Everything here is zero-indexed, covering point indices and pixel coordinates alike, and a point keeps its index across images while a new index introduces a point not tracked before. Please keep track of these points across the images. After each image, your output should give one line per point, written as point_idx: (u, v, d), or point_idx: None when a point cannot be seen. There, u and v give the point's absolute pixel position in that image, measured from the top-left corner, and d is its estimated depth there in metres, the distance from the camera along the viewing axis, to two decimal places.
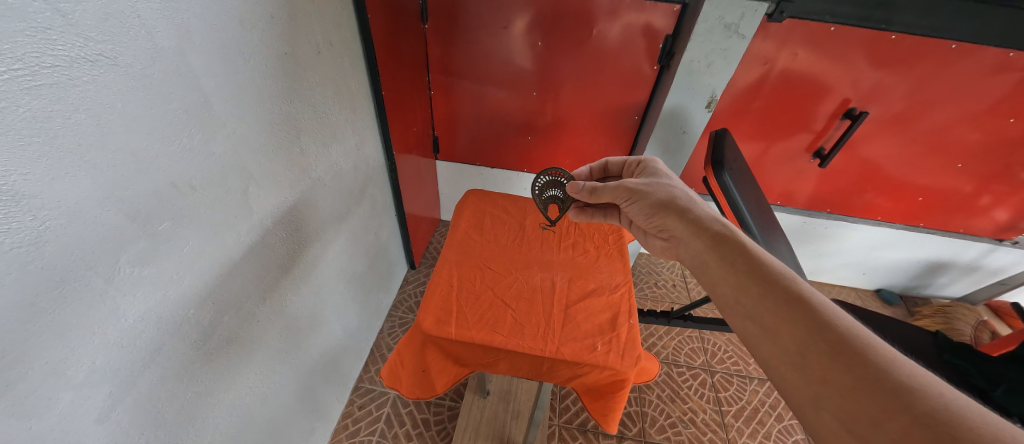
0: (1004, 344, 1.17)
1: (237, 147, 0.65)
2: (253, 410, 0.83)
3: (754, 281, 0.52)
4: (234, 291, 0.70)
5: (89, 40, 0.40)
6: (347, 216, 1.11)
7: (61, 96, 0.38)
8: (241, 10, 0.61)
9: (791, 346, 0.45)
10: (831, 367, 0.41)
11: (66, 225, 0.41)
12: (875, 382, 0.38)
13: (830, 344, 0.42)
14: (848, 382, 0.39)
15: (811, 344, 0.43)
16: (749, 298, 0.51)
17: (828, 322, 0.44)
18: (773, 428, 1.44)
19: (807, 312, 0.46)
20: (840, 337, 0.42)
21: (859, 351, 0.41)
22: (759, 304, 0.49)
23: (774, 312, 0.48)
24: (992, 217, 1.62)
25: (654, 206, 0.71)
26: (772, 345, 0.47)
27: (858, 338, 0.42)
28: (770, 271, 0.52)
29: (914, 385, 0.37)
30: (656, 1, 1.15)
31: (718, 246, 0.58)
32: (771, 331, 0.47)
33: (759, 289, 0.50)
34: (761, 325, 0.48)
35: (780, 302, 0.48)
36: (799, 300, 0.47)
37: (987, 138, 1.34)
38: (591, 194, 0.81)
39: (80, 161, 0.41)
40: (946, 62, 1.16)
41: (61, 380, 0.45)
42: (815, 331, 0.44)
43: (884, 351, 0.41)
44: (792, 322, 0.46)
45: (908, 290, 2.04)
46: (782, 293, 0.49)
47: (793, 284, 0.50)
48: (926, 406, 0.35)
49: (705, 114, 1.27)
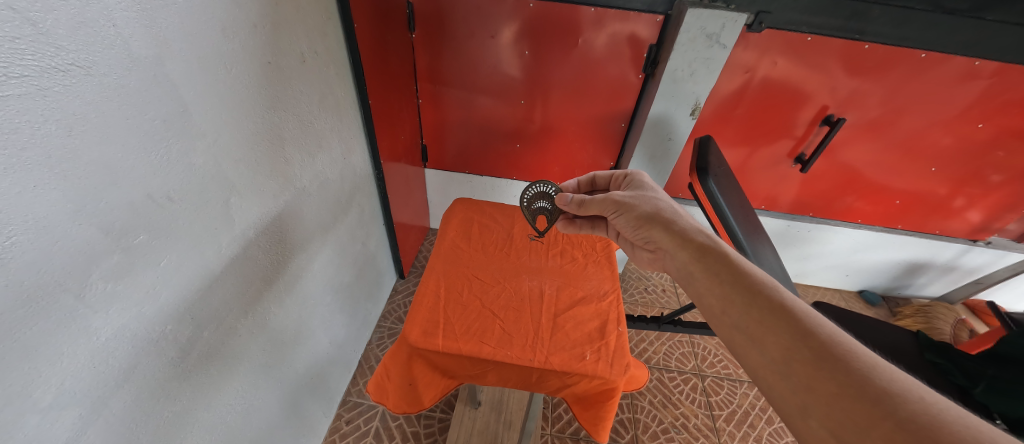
0: (983, 341, 1.20)
1: (217, 157, 0.63)
2: (234, 428, 0.80)
3: (739, 291, 0.52)
4: (214, 306, 0.68)
5: (60, 49, 0.39)
6: (333, 226, 1.09)
7: (29, 107, 0.37)
8: (222, 18, 0.60)
9: (776, 355, 0.45)
10: (815, 375, 0.41)
11: (34, 240, 0.40)
12: (858, 388, 0.39)
13: (813, 352, 0.43)
14: (833, 388, 0.40)
15: (795, 353, 0.44)
16: (734, 307, 0.51)
17: (810, 330, 0.45)
18: (764, 431, 1.45)
19: (790, 321, 0.46)
20: (823, 345, 0.43)
21: (842, 358, 0.41)
22: (743, 313, 0.50)
23: (759, 322, 0.48)
24: (966, 218, 1.68)
25: (640, 218, 0.71)
26: (759, 355, 0.47)
27: (839, 345, 0.43)
28: (751, 280, 0.53)
29: (895, 391, 0.37)
30: (640, 11, 1.18)
31: (702, 258, 0.59)
32: (757, 341, 0.47)
33: (744, 300, 0.51)
34: (747, 335, 0.49)
35: (765, 313, 0.48)
36: (783, 309, 0.48)
37: (959, 143, 1.39)
38: (579, 206, 0.81)
39: (50, 173, 0.40)
40: (917, 70, 1.20)
41: (28, 402, 0.42)
42: (799, 339, 0.44)
43: (866, 358, 0.41)
44: (775, 332, 0.46)
45: (890, 291, 2.08)
46: (765, 302, 0.49)
47: (775, 293, 0.50)
48: (908, 411, 0.36)
49: (690, 121, 1.30)
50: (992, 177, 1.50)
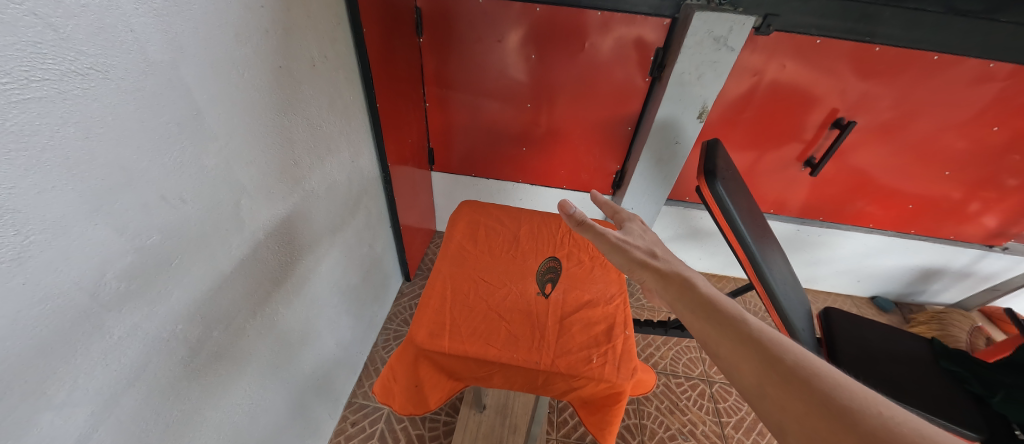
0: (1002, 349, 1.17)
1: (229, 160, 0.64)
2: (241, 428, 0.80)
3: (712, 320, 0.50)
4: (224, 306, 0.69)
5: (80, 54, 0.40)
6: (341, 228, 1.10)
7: (49, 110, 0.38)
8: (235, 23, 0.61)
9: (750, 379, 0.43)
10: (785, 396, 0.39)
11: (51, 239, 0.41)
12: (822, 405, 0.37)
13: (782, 374, 0.41)
14: (801, 408, 0.38)
15: (764, 376, 0.41)
16: (709, 336, 0.49)
17: (777, 352, 0.43)
18: (773, 438, 1.42)
19: (757, 344, 0.44)
20: (790, 367, 0.41)
21: (807, 379, 0.40)
22: (717, 342, 0.48)
23: (730, 348, 0.46)
24: (981, 223, 1.65)
25: (632, 262, 0.67)
26: (736, 382, 0.44)
27: (804, 365, 0.41)
28: (723, 307, 0.51)
29: (855, 406, 0.36)
30: (646, 15, 1.18)
31: (682, 292, 0.57)
32: (731, 367, 0.45)
33: (717, 327, 0.49)
34: (722, 363, 0.46)
35: (737, 337, 0.46)
36: (751, 332, 0.46)
37: (973, 147, 1.37)
38: (579, 226, 0.74)
39: (68, 174, 0.41)
40: (929, 73, 1.19)
41: (42, 400, 0.43)
42: (767, 361, 0.42)
43: (828, 376, 0.39)
44: (747, 356, 0.44)
45: (903, 298, 2.04)
46: (735, 326, 0.48)
47: (744, 317, 0.49)
48: (868, 425, 0.34)
49: (697, 124, 1.29)
50: (1008, 182, 1.47)
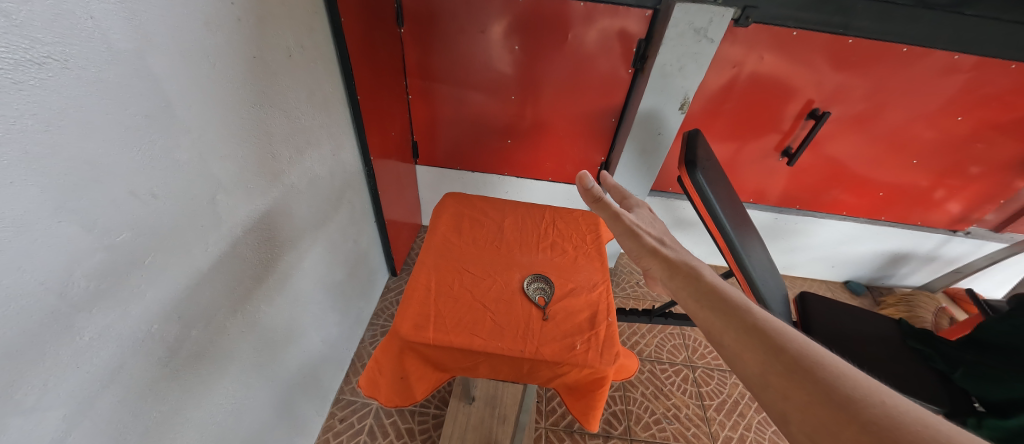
0: (964, 327, 1.24)
1: (204, 153, 0.62)
2: (226, 428, 0.79)
3: (717, 310, 0.50)
4: (203, 304, 0.67)
5: (35, 42, 0.38)
6: (323, 223, 1.08)
7: (4, 101, 0.36)
8: (205, 12, 0.59)
9: (753, 368, 0.43)
10: (788, 385, 0.39)
11: (13, 238, 0.39)
12: (824, 394, 0.37)
13: (785, 364, 0.41)
14: (804, 396, 0.38)
15: (768, 365, 0.42)
16: (713, 325, 0.49)
17: (781, 344, 0.43)
18: (753, 419, 1.48)
19: (762, 336, 0.45)
20: (793, 357, 0.41)
21: (810, 369, 0.40)
22: (722, 332, 0.48)
23: (735, 338, 0.46)
24: (946, 210, 1.73)
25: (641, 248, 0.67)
26: (739, 372, 0.44)
27: (808, 356, 0.41)
28: (728, 297, 0.51)
29: (858, 396, 0.36)
30: (629, 6, 1.19)
31: (687, 281, 0.57)
32: (735, 356, 0.45)
33: (721, 317, 0.49)
34: (726, 352, 0.46)
35: (741, 328, 0.46)
36: (756, 325, 0.46)
37: (940, 136, 1.43)
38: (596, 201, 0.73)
39: (29, 169, 0.39)
40: (900, 64, 1.23)
41: (11, 404, 0.42)
42: (772, 352, 0.42)
43: (831, 367, 0.40)
44: (752, 346, 0.44)
45: (874, 281, 2.13)
46: (740, 318, 0.47)
47: (750, 311, 0.48)
48: (871, 414, 0.34)
49: (679, 116, 1.31)
50: (972, 169, 1.54)
